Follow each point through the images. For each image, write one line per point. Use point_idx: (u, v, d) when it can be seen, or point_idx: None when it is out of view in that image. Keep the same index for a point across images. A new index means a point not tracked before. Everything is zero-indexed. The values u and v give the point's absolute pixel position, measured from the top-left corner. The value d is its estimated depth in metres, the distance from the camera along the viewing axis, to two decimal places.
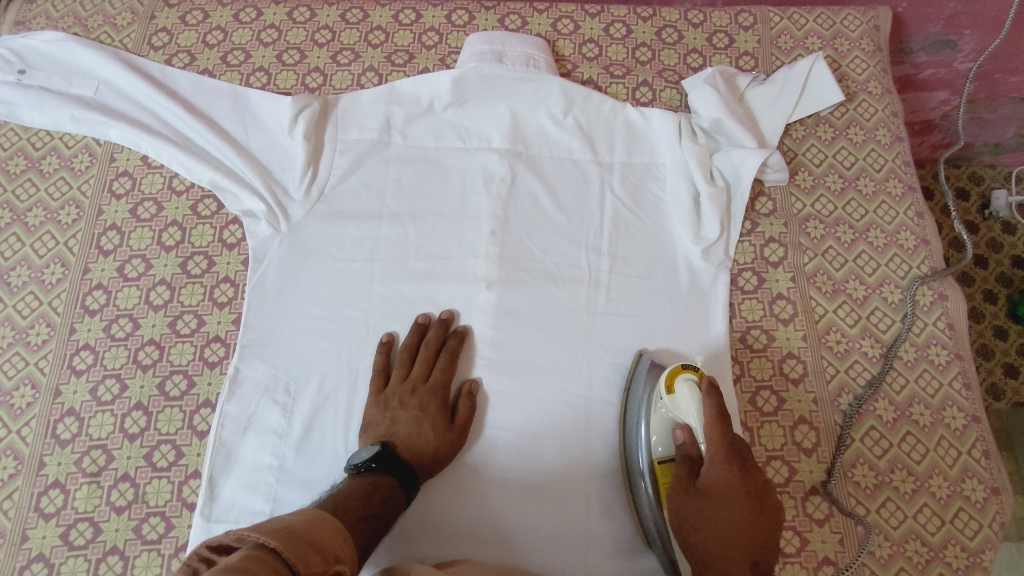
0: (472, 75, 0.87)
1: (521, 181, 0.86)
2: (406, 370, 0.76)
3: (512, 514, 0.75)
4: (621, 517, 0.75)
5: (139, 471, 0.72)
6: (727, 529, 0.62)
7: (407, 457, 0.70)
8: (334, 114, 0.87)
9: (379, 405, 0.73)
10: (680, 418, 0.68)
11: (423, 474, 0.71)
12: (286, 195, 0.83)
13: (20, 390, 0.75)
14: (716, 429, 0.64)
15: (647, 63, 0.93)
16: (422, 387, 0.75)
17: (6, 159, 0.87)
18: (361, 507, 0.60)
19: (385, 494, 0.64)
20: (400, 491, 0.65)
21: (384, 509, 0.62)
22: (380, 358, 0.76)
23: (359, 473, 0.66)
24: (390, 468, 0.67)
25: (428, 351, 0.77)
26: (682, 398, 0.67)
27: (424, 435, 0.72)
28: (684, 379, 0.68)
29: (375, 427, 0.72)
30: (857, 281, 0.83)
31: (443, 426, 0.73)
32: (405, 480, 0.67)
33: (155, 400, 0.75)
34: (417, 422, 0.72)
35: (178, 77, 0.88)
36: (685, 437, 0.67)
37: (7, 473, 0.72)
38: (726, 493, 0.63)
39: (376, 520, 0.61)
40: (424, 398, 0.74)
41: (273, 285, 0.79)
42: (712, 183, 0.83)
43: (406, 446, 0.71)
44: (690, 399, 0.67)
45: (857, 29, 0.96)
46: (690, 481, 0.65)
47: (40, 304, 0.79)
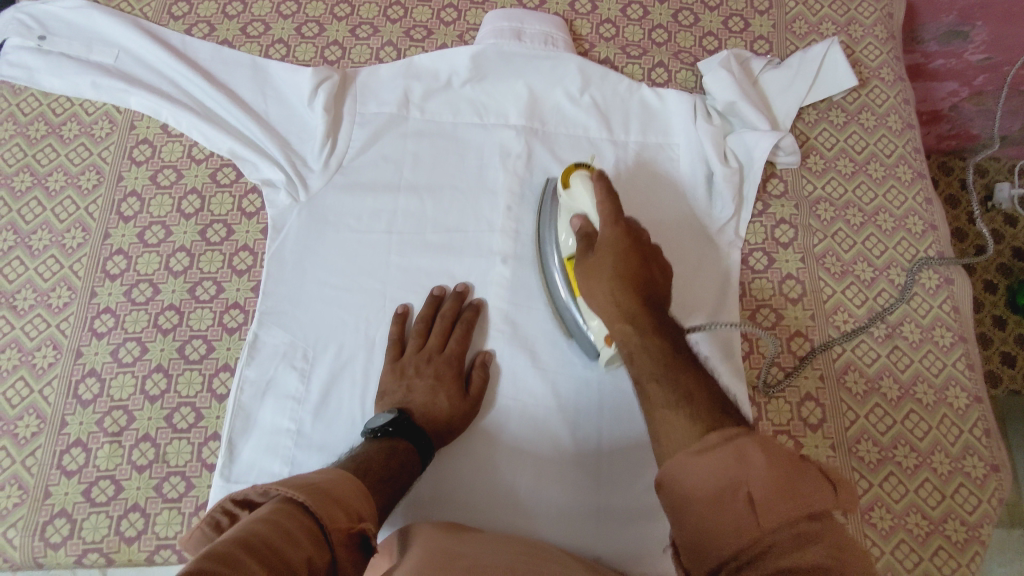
0: (491, 51, 0.87)
1: (538, 158, 0.87)
2: (422, 340, 0.77)
3: (524, 487, 0.76)
4: (631, 490, 0.76)
5: (160, 431, 0.73)
6: (624, 270, 0.63)
7: (423, 424, 0.71)
8: (354, 87, 0.88)
9: (395, 373, 0.75)
10: (577, 211, 0.72)
11: (438, 441, 0.72)
12: (305, 165, 0.84)
13: (42, 351, 0.76)
14: (605, 199, 0.68)
15: (663, 44, 0.94)
16: (438, 356, 0.76)
17: (27, 124, 0.87)
18: (380, 470, 0.62)
19: (403, 459, 0.65)
20: (416, 456, 0.67)
21: (402, 473, 0.64)
22: (395, 328, 0.78)
23: (376, 437, 0.67)
24: (406, 433, 0.68)
25: (444, 322, 0.78)
26: (576, 186, 0.73)
27: (439, 403, 0.73)
28: (578, 174, 0.74)
29: (392, 395, 0.74)
30: (865, 263, 0.84)
31: (458, 397, 0.74)
32: (421, 445, 0.68)
33: (174, 363, 0.76)
34: (433, 390, 0.73)
35: (198, 46, 0.89)
36: (580, 223, 0.70)
37: (30, 431, 0.73)
38: (617, 248, 0.65)
39: (394, 484, 0.62)
40: (439, 367, 0.75)
41: (292, 254, 0.80)
42: (726, 164, 0.84)
43: (421, 413, 0.72)
44: (584, 188, 0.71)
45: (872, 16, 0.97)
46: (589, 244, 0.68)
47: (62, 267, 0.80)
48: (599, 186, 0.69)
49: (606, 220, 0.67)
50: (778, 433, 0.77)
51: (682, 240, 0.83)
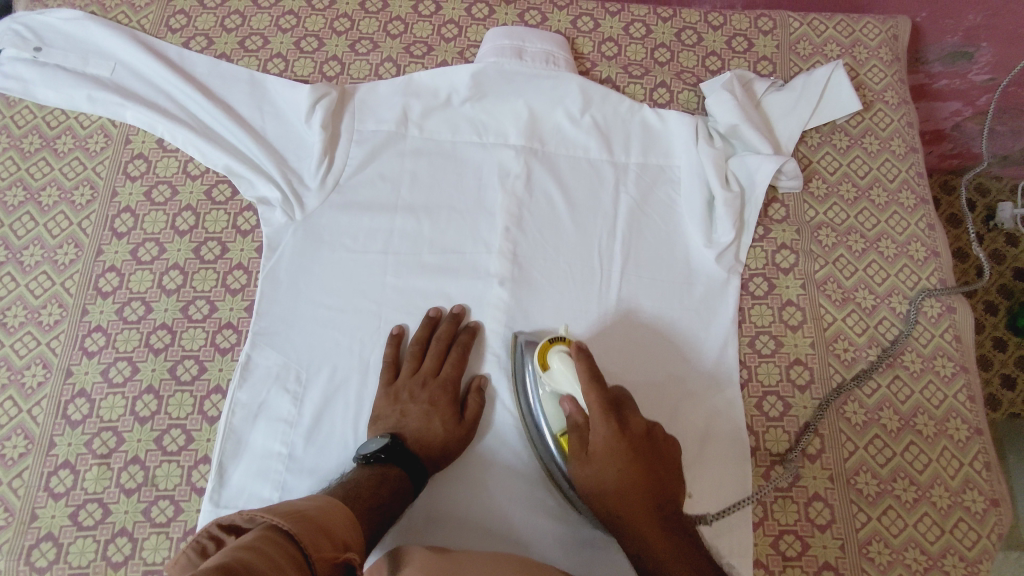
0: (491, 69, 0.87)
1: (537, 178, 0.86)
2: (416, 363, 0.76)
3: (519, 512, 0.75)
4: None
5: (149, 453, 0.72)
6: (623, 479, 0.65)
7: (416, 451, 0.70)
8: (352, 104, 0.87)
9: (389, 398, 0.74)
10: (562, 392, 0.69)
11: (431, 467, 0.71)
12: (301, 184, 0.83)
13: (31, 369, 0.75)
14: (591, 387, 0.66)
15: (666, 64, 0.93)
16: (433, 381, 0.75)
17: (21, 137, 0.86)
18: (370, 497, 0.61)
19: (394, 486, 0.64)
20: (408, 483, 0.66)
21: (393, 500, 0.63)
22: (390, 350, 0.77)
23: (368, 464, 0.66)
24: (399, 460, 0.67)
25: (440, 346, 0.77)
26: (556, 366, 0.69)
27: (433, 429, 0.72)
28: (557, 351, 0.70)
29: (385, 419, 0.72)
30: (867, 290, 0.83)
31: (452, 422, 0.73)
32: (413, 472, 0.67)
33: (166, 384, 0.75)
34: (427, 416, 0.73)
35: (195, 60, 0.88)
36: (572, 409, 0.68)
37: (18, 452, 0.72)
38: (614, 458, 0.65)
39: (384, 512, 0.61)
40: (434, 393, 0.74)
41: (286, 273, 0.79)
42: (728, 188, 0.83)
43: (414, 438, 0.71)
44: (565, 368, 0.68)
45: (876, 38, 0.96)
46: (583, 445, 0.67)
47: (53, 284, 0.79)
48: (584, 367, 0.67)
49: (599, 420, 0.66)
50: (776, 463, 0.76)
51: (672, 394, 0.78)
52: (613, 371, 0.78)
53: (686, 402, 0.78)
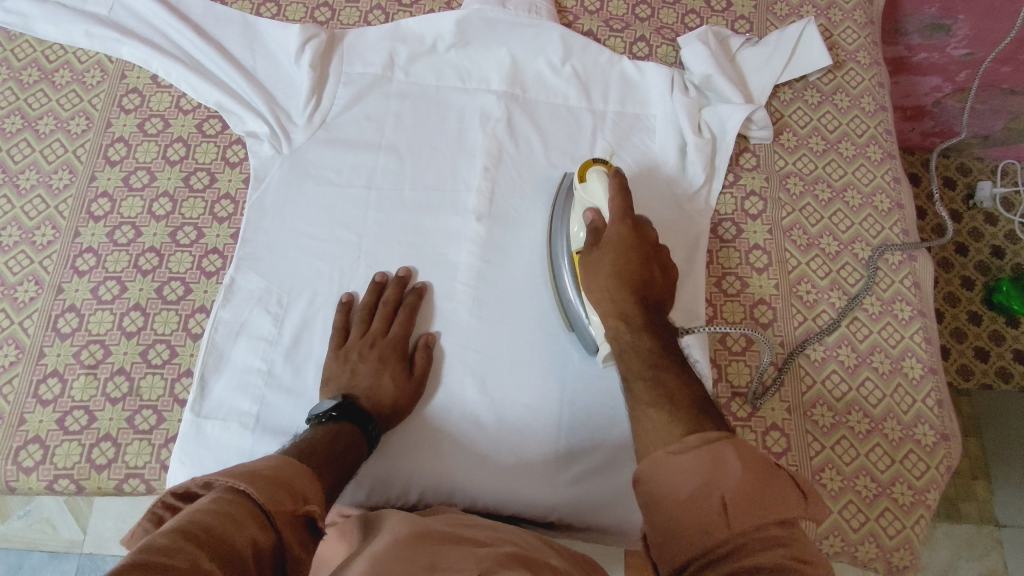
0: (476, 17, 0.90)
1: (517, 122, 0.89)
2: (364, 327, 0.77)
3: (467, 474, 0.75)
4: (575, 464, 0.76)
5: (134, 366, 0.75)
6: (622, 268, 0.66)
7: (369, 408, 0.71)
8: (341, 48, 0.90)
9: (338, 360, 0.75)
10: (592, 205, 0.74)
11: (383, 424, 0.72)
12: (289, 120, 0.86)
13: (23, 285, 0.78)
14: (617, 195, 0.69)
15: (646, 19, 0.96)
16: (382, 339, 0.76)
17: (20, 69, 0.88)
18: (326, 450, 0.61)
19: (348, 440, 0.65)
20: (362, 438, 0.67)
21: (350, 451, 0.64)
22: (339, 317, 0.77)
23: (321, 422, 0.67)
24: (351, 416, 0.68)
25: (386, 308, 0.78)
26: (593, 181, 0.74)
27: (385, 383, 0.73)
28: (596, 169, 0.76)
29: (337, 379, 0.74)
30: (831, 236, 0.86)
31: (402, 377, 0.74)
32: (366, 428, 0.68)
33: (152, 303, 0.78)
34: (377, 372, 0.73)
35: (191, 1, 0.91)
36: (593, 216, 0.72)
37: (8, 361, 0.75)
38: (620, 243, 0.67)
39: (340, 464, 0.62)
40: (384, 350, 0.75)
41: (272, 203, 0.83)
42: (699, 135, 0.87)
43: (367, 395, 0.72)
44: (600, 180, 0.73)
45: (852, 1, 0.99)
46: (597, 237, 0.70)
47: (47, 207, 0.82)
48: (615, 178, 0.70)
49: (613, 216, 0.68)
50: (736, 395, 0.79)
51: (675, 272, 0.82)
52: (635, 203, 0.84)
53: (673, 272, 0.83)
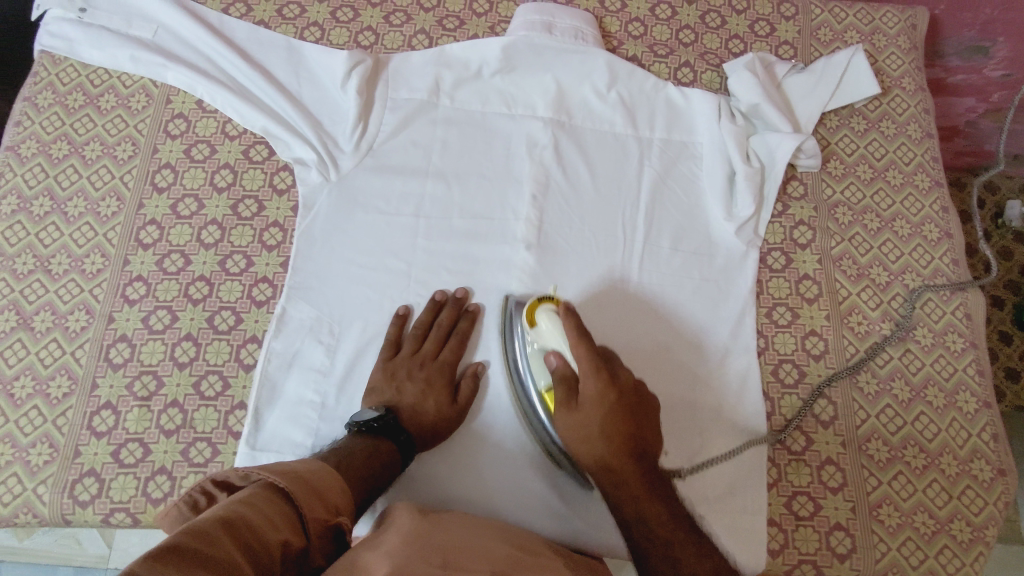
0: (522, 43, 0.89)
1: (563, 150, 0.89)
2: (417, 344, 0.78)
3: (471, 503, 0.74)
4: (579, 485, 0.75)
5: (188, 397, 0.75)
6: (612, 432, 0.65)
7: (409, 427, 0.72)
8: (386, 74, 0.90)
9: (386, 375, 0.75)
10: (548, 348, 0.69)
11: (421, 446, 0.73)
12: (336, 147, 0.86)
13: (75, 314, 0.78)
14: (580, 345, 0.66)
15: (690, 45, 0.96)
16: (432, 363, 0.76)
17: (65, 93, 0.88)
18: (361, 468, 0.63)
19: (385, 460, 0.66)
20: (398, 457, 0.68)
21: (381, 474, 0.65)
22: (392, 329, 0.78)
23: (362, 432, 0.68)
24: (390, 432, 0.69)
25: (439, 331, 0.78)
26: (544, 324, 0.70)
27: (427, 405, 0.73)
28: (545, 310, 0.70)
29: (379, 394, 0.74)
30: (881, 266, 0.86)
31: (446, 403, 0.74)
32: (404, 448, 0.69)
33: (204, 333, 0.78)
34: (422, 394, 0.74)
35: (235, 25, 0.91)
36: (557, 362, 0.67)
37: (62, 392, 0.75)
38: (604, 399, 0.65)
39: (372, 483, 0.63)
40: (430, 373, 0.76)
41: (321, 232, 0.82)
42: (748, 164, 0.86)
43: (407, 413, 0.72)
44: (553, 329, 0.68)
45: (895, 26, 0.99)
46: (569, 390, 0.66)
47: (96, 235, 0.81)
48: (570, 324, 0.67)
49: (586, 370, 0.65)
50: (790, 428, 0.79)
51: (689, 371, 0.81)
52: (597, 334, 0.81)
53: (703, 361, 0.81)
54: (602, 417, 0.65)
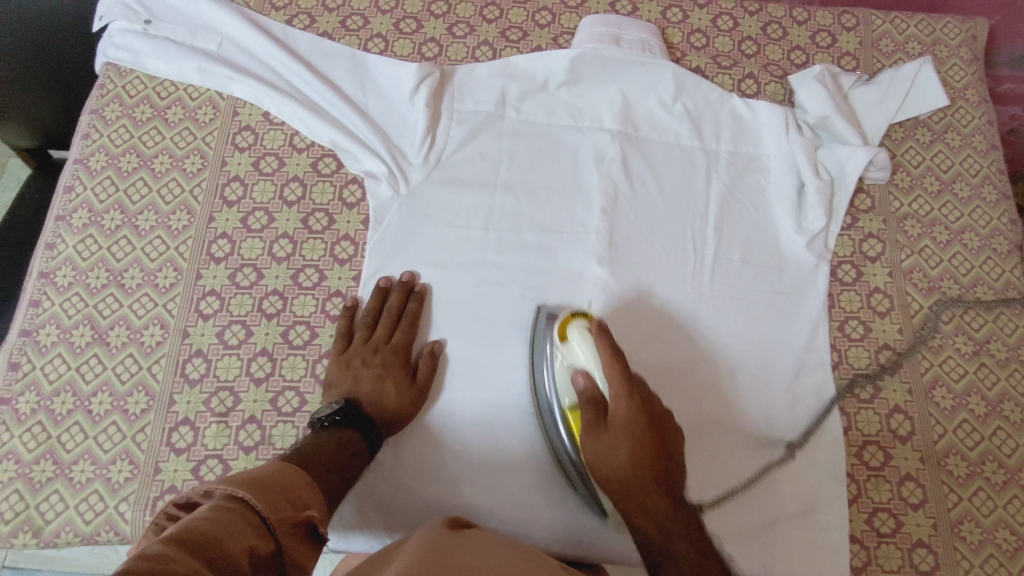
0: (590, 55, 0.89)
1: (631, 162, 0.88)
2: (368, 332, 0.78)
3: (455, 484, 0.75)
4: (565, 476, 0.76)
5: (265, 413, 0.75)
6: (640, 435, 0.64)
7: (371, 415, 0.72)
8: (452, 85, 0.89)
9: (342, 365, 0.75)
10: (578, 368, 0.69)
11: (386, 432, 0.73)
12: (405, 160, 0.85)
13: (149, 329, 0.78)
14: (614, 366, 0.65)
15: (753, 56, 0.96)
16: (385, 347, 0.77)
17: (133, 106, 0.88)
18: (329, 460, 0.64)
19: (349, 451, 0.67)
20: (364, 446, 0.69)
21: (349, 464, 0.66)
22: (342, 322, 0.78)
23: (324, 428, 0.69)
24: (353, 423, 0.70)
25: (389, 316, 0.78)
26: (576, 344, 0.70)
27: (389, 393, 0.74)
28: (578, 326, 0.71)
29: (339, 386, 0.74)
30: (951, 280, 0.86)
31: (405, 384, 0.75)
32: (369, 435, 0.70)
33: (279, 348, 0.78)
34: (379, 380, 0.74)
35: (299, 37, 0.90)
36: (585, 381, 0.66)
37: (140, 408, 0.74)
38: (628, 427, 0.65)
39: (342, 475, 0.65)
40: (386, 357, 0.76)
41: (393, 246, 0.82)
42: (819, 176, 0.86)
43: (372, 403, 0.73)
44: (586, 343, 0.69)
45: (957, 37, 0.98)
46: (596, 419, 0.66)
47: (168, 249, 0.81)
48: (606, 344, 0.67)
49: (619, 391, 0.65)
50: (868, 443, 0.79)
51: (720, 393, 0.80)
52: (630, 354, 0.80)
53: (782, 377, 0.81)
54: (627, 439, 0.65)
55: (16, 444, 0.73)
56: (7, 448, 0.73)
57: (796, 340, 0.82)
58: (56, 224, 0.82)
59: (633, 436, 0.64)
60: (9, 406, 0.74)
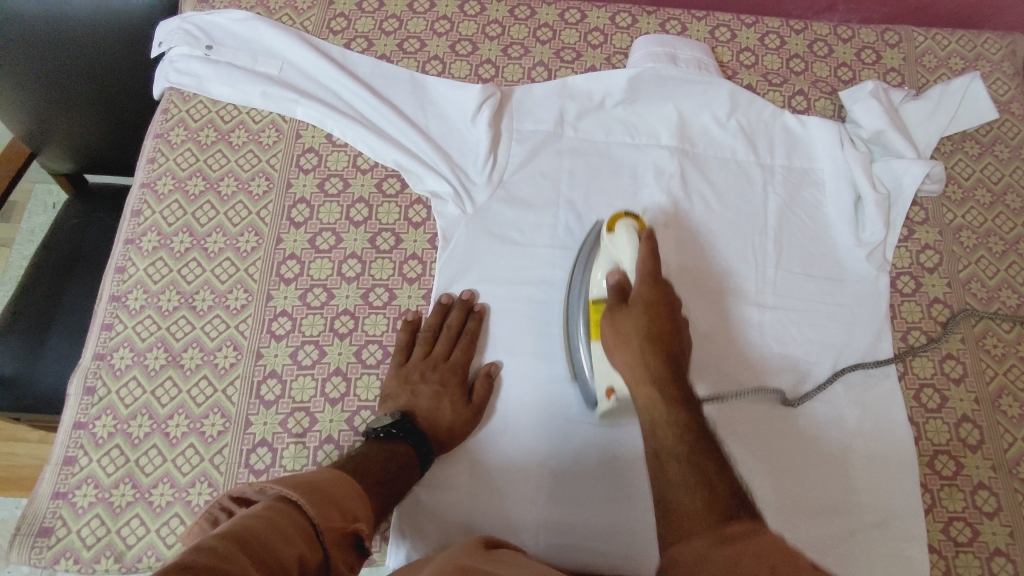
0: (647, 74, 0.90)
1: (690, 178, 0.90)
2: (428, 347, 0.78)
3: (522, 495, 0.75)
4: (637, 498, 0.75)
5: (342, 433, 0.75)
6: (654, 331, 0.66)
7: (424, 430, 0.73)
8: (510, 105, 0.91)
9: (400, 379, 0.76)
10: (617, 262, 0.73)
11: (438, 448, 0.73)
12: (468, 179, 0.86)
13: (223, 351, 0.78)
14: (648, 260, 0.70)
15: (802, 73, 0.98)
16: (444, 364, 0.77)
17: (197, 130, 0.89)
18: (377, 472, 0.65)
19: (402, 463, 0.67)
20: (415, 461, 0.69)
21: (399, 477, 0.66)
22: (402, 336, 0.79)
23: (379, 439, 0.70)
24: (409, 436, 0.70)
25: (449, 332, 0.78)
26: (619, 234, 0.73)
27: (443, 410, 0.74)
28: (625, 222, 0.74)
29: (395, 400, 0.75)
30: (1009, 289, 0.87)
31: (460, 403, 0.75)
32: (422, 450, 0.70)
33: (353, 367, 0.78)
34: (437, 396, 0.74)
35: (358, 60, 0.92)
36: (619, 277, 0.72)
37: (216, 430, 0.74)
38: (652, 309, 0.67)
39: (390, 487, 0.65)
40: (445, 375, 0.76)
41: (461, 265, 0.83)
42: (876, 190, 0.87)
43: (425, 420, 0.73)
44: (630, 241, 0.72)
45: (998, 52, 1.00)
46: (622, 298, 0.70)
47: (237, 270, 0.81)
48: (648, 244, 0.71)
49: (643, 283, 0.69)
50: (939, 452, 0.79)
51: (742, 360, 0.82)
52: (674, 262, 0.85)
53: (850, 388, 0.81)
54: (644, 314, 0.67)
55: (94, 469, 0.73)
56: (85, 473, 0.73)
57: (860, 350, 0.83)
58: (126, 247, 0.83)
59: (646, 309, 0.67)
60: (86, 430, 0.74)
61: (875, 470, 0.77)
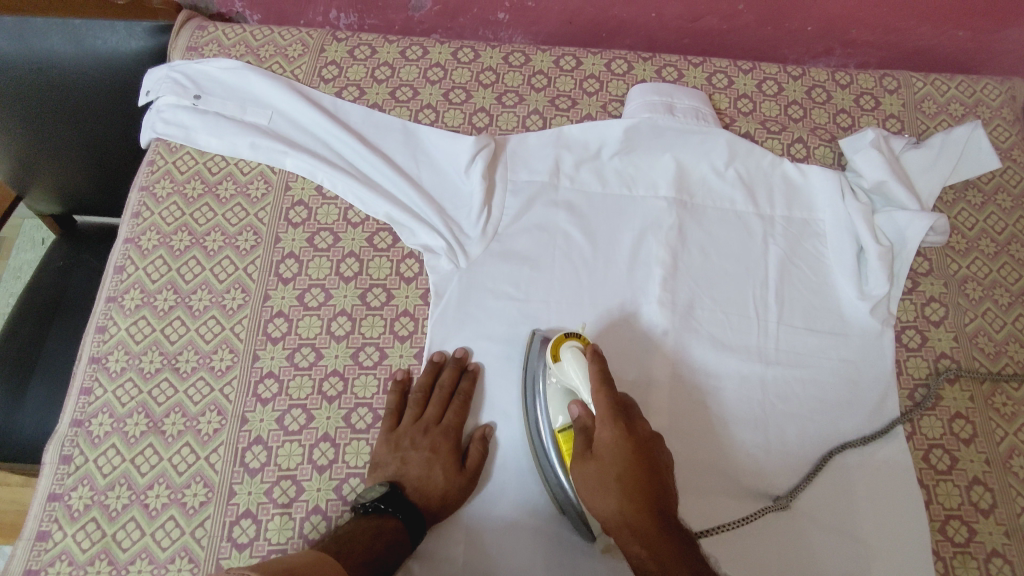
0: (645, 125, 0.89)
1: (688, 232, 0.87)
2: (419, 410, 0.75)
3: (522, 566, 0.71)
4: (638, 571, 0.72)
5: (330, 503, 0.72)
6: (628, 478, 0.61)
7: (416, 500, 0.69)
8: (505, 156, 0.89)
9: (390, 445, 0.73)
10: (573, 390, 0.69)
11: (431, 519, 0.70)
12: (462, 233, 0.84)
13: (206, 416, 0.75)
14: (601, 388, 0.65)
15: (800, 120, 0.96)
16: (435, 428, 0.74)
17: (183, 182, 0.87)
18: (365, 551, 0.61)
19: (392, 539, 0.64)
20: (406, 536, 0.66)
21: (388, 555, 0.63)
22: (392, 398, 0.76)
23: (367, 514, 0.66)
24: (399, 509, 0.67)
25: (442, 392, 0.76)
26: (569, 364, 0.69)
27: (434, 477, 0.71)
28: (569, 346, 0.70)
29: (385, 467, 0.72)
30: (1017, 343, 0.85)
31: (453, 471, 0.71)
32: (413, 523, 0.67)
33: (342, 432, 0.75)
34: (428, 464, 0.71)
35: (349, 109, 0.90)
36: (580, 411, 0.67)
37: (198, 501, 0.71)
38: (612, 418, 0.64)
39: (379, 567, 0.61)
40: (436, 440, 0.73)
41: (454, 322, 0.80)
42: (879, 242, 0.85)
43: (415, 489, 0.70)
44: (576, 363, 0.68)
45: (997, 98, 0.99)
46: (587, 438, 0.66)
47: (223, 329, 0.79)
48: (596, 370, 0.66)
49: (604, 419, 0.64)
50: (950, 518, 0.76)
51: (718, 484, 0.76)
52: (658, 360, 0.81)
53: (854, 452, 0.78)
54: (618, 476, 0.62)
55: (69, 544, 0.70)
56: (59, 548, 0.69)
57: (865, 407, 0.80)
58: (107, 305, 0.80)
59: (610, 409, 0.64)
60: (61, 502, 0.71)
61: (887, 536, 0.74)
